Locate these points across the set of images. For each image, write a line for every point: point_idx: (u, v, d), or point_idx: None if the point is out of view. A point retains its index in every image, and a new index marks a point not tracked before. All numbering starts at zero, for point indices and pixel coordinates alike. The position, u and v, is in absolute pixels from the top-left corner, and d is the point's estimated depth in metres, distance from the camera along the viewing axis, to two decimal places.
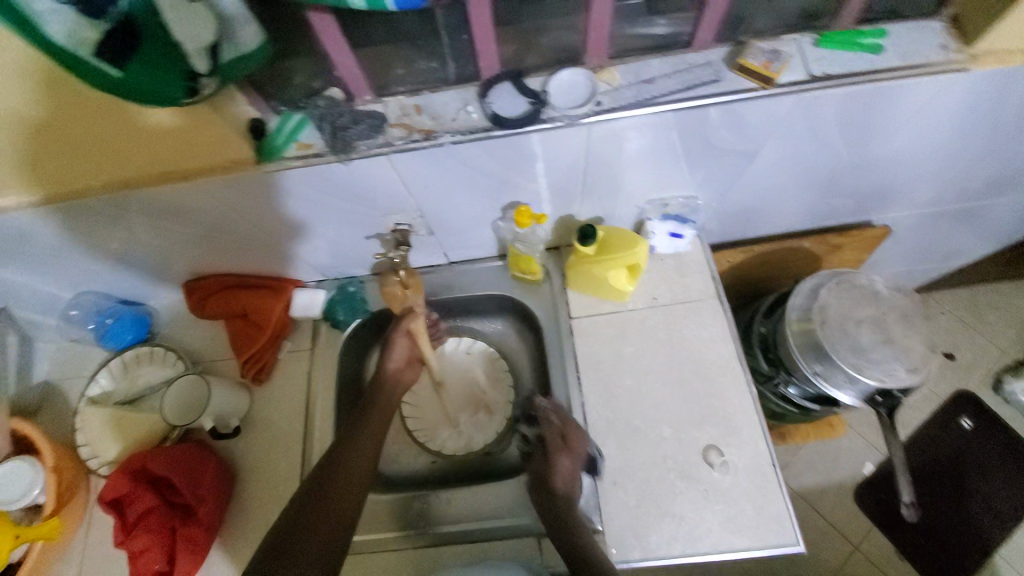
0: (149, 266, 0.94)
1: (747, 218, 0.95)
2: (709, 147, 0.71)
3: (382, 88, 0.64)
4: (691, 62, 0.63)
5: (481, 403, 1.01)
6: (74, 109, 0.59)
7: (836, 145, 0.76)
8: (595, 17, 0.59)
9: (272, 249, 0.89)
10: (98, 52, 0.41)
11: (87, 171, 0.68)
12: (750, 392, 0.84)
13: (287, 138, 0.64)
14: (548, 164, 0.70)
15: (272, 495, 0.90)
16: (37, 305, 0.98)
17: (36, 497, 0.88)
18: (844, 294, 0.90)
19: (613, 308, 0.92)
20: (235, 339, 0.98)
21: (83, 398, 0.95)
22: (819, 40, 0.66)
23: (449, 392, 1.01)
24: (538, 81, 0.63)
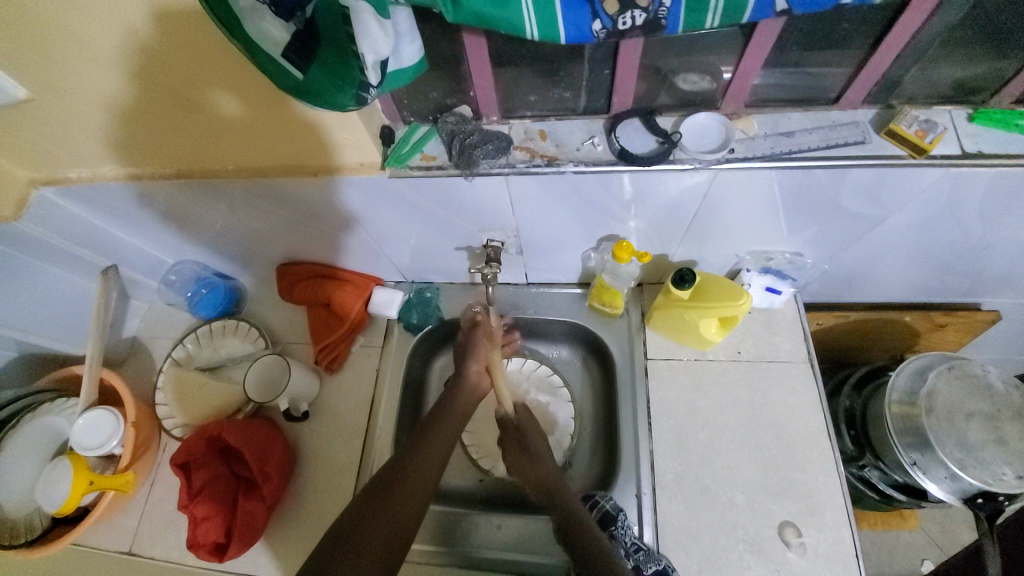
0: (248, 246, 0.99)
1: (848, 282, 0.90)
2: (834, 207, 0.68)
3: (510, 111, 0.66)
4: (834, 120, 0.63)
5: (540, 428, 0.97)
6: (200, 97, 0.62)
7: (969, 224, 0.70)
8: (743, 67, 0.57)
9: (364, 245, 0.92)
10: (284, 53, 0.42)
11: (219, 156, 0.73)
12: (839, 473, 0.79)
13: (413, 147, 0.67)
14: (659, 202, 0.69)
15: (329, 484, 0.91)
16: (142, 267, 1.05)
17: (112, 448, 0.92)
18: (957, 382, 0.83)
19: (692, 355, 0.89)
20: (315, 327, 1.01)
21: (168, 359, 1.01)
22: (973, 115, 0.61)
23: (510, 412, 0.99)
24: (669, 121, 0.64)
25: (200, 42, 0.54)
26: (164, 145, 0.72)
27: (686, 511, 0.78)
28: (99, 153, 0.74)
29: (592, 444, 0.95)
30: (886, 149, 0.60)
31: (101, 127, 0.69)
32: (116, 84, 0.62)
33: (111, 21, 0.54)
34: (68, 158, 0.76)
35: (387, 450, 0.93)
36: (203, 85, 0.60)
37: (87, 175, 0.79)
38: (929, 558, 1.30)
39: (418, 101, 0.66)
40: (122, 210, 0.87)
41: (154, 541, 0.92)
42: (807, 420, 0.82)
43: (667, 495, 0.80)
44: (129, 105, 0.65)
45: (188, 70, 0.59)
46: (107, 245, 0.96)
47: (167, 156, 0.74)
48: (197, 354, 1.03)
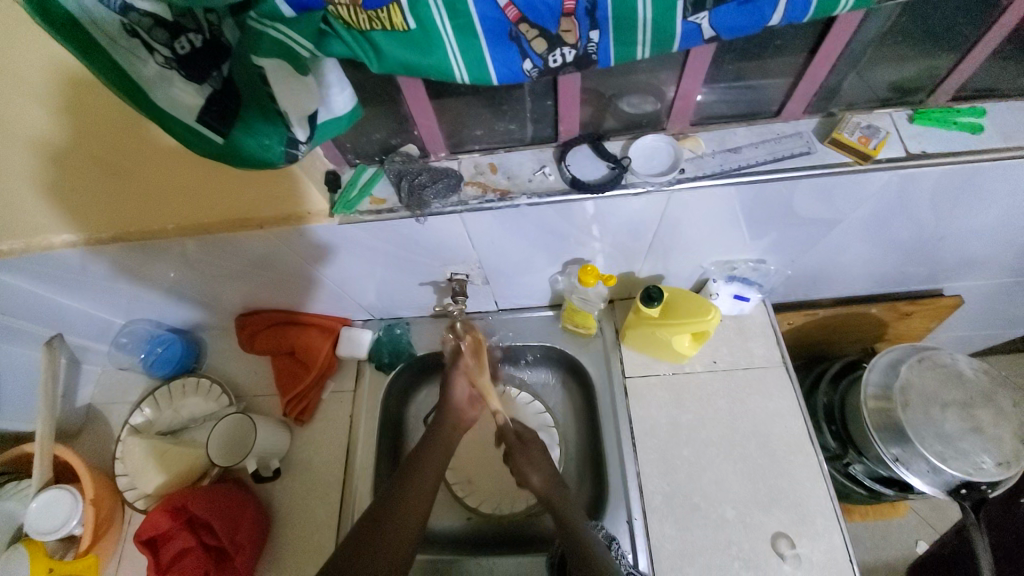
0: (202, 298, 0.94)
1: (813, 280, 0.90)
2: (791, 213, 0.68)
3: (457, 145, 0.65)
4: (779, 132, 0.63)
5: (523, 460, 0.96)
6: (131, 156, 0.59)
7: (922, 219, 0.72)
8: (685, 89, 0.57)
9: (323, 288, 0.89)
10: (202, 118, 0.40)
11: (160, 216, 0.69)
12: (824, 477, 0.78)
13: (360, 190, 0.65)
14: (614, 225, 0.69)
15: (308, 542, 0.87)
16: (90, 331, 0.99)
17: (73, 529, 0.85)
18: (928, 373, 0.84)
19: (669, 368, 0.88)
20: (281, 377, 0.97)
21: (126, 427, 0.95)
22: (914, 115, 0.63)
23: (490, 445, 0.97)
24: (618, 145, 0.63)
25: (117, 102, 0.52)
26: (94, 208, 0.68)
27: (679, 534, 0.77)
28: (24, 222, 0.70)
29: (579, 468, 0.93)
30: (833, 157, 0.61)
31: (22, 198, 0.65)
32: (29, 151, 0.58)
33: (18, 83, 0.50)
34: None
35: (368, 496, 0.89)
36: (135, 144, 0.57)
37: (18, 245, 0.74)
38: (922, 538, 1.31)
39: (363, 143, 0.64)
40: (61, 277, 0.82)
41: None
42: (788, 424, 0.82)
43: (659, 519, 0.78)
44: (50, 172, 0.61)
45: (116, 130, 0.55)
46: (49, 312, 0.90)
47: (101, 218, 0.70)
48: (157, 418, 0.97)
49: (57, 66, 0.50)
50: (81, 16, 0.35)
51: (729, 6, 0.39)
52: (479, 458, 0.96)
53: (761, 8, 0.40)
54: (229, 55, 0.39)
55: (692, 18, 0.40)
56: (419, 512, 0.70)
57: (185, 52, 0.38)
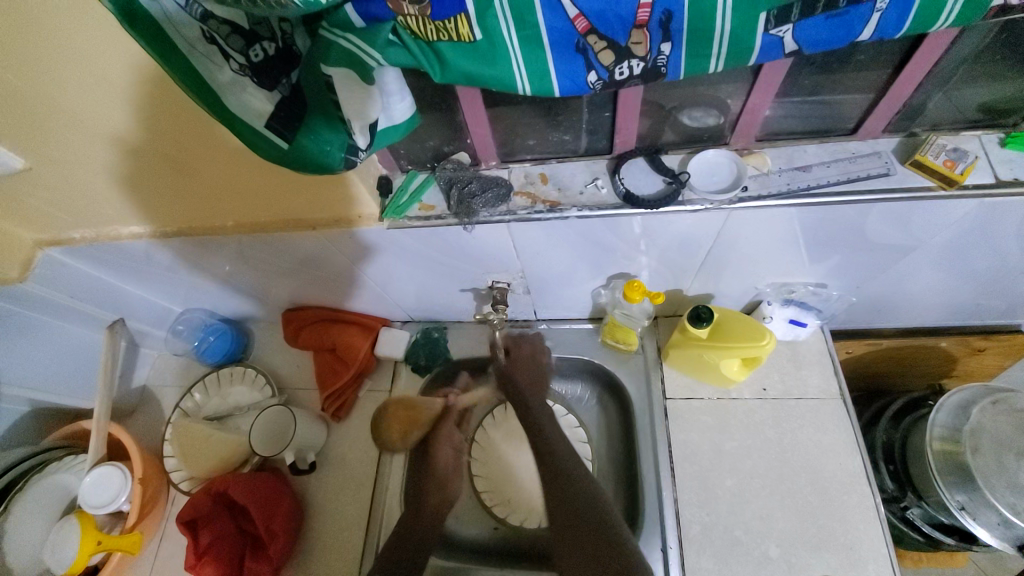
0: (253, 292, 0.98)
1: (877, 309, 0.84)
2: (859, 238, 0.64)
3: (510, 155, 0.64)
4: (853, 151, 0.59)
5: None
6: (199, 158, 0.62)
7: (1009, 250, 0.66)
8: (753, 103, 0.54)
9: (366, 289, 0.90)
10: (269, 123, 0.41)
11: (219, 214, 0.73)
12: (880, 520, 0.73)
13: (411, 196, 0.65)
14: (665, 241, 0.66)
15: (336, 537, 0.88)
16: (150, 316, 1.05)
17: (121, 504, 0.91)
18: (1003, 418, 0.76)
19: (713, 392, 0.84)
20: (321, 373, 0.99)
21: (177, 410, 1.01)
22: (1008, 139, 0.57)
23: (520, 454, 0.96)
24: (676, 159, 0.61)
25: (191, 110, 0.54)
26: (160, 203, 0.72)
27: (717, 568, 0.73)
28: (98, 213, 0.74)
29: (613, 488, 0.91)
30: (914, 180, 0.56)
31: (98, 190, 0.69)
32: (108, 149, 0.62)
33: (104, 90, 0.53)
34: (72, 220, 0.76)
35: (398, 497, 0.90)
36: (203, 148, 0.60)
37: (92, 234, 0.79)
38: None
39: (415, 149, 0.64)
40: (127, 266, 0.87)
41: None
42: (842, 461, 0.77)
43: (695, 549, 0.74)
44: (125, 168, 0.65)
45: (188, 135, 0.58)
46: (115, 298, 0.96)
47: (165, 213, 0.74)
48: (205, 403, 1.02)
49: (140, 76, 0.52)
50: (164, 22, 0.37)
51: (814, 19, 0.37)
52: (509, 468, 0.95)
53: (850, 23, 0.37)
54: (299, 64, 0.41)
55: (772, 31, 0.37)
56: (431, 527, 0.82)
57: (259, 60, 0.39)
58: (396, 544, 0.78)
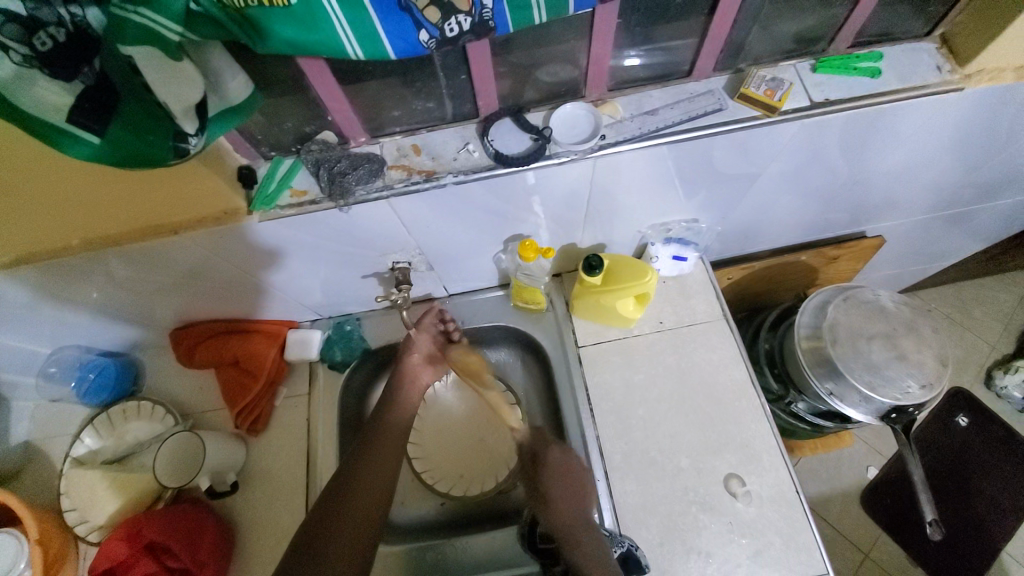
0: (131, 317, 0.89)
1: (747, 234, 0.94)
2: (715, 171, 0.70)
3: (377, 129, 0.62)
4: (692, 91, 0.64)
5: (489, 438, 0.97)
6: (18, 169, 0.53)
7: (836, 164, 0.76)
8: (597, 52, 0.57)
9: (259, 292, 0.85)
10: (72, 118, 0.36)
11: (64, 232, 0.64)
12: (766, 416, 0.83)
13: (278, 184, 0.62)
14: (547, 197, 0.69)
15: (278, 553, 0.85)
16: (12, 365, 0.92)
17: (21, 572, 0.82)
18: (854, 310, 0.89)
19: (619, 334, 0.90)
20: (228, 389, 0.93)
21: (67, 460, 0.90)
22: (817, 65, 0.66)
23: (454, 428, 0.98)
24: (540, 116, 0.63)
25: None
26: None
27: (640, 488, 0.80)
28: None
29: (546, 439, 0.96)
30: (743, 111, 0.63)
31: None
32: None
33: None
34: None
35: None
36: (17, 155, 0.52)
37: None
38: (872, 464, 1.42)
39: (274, 134, 0.60)
40: None
41: None
42: (732, 372, 0.86)
43: (619, 477, 0.81)
44: None
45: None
46: None
47: None
48: (101, 447, 0.92)
49: None
50: None
51: None
52: (445, 443, 0.96)
53: None
54: (100, 50, 0.36)
55: None
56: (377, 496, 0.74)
57: (48, 49, 0.34)
58: (338, 517, 0.70)
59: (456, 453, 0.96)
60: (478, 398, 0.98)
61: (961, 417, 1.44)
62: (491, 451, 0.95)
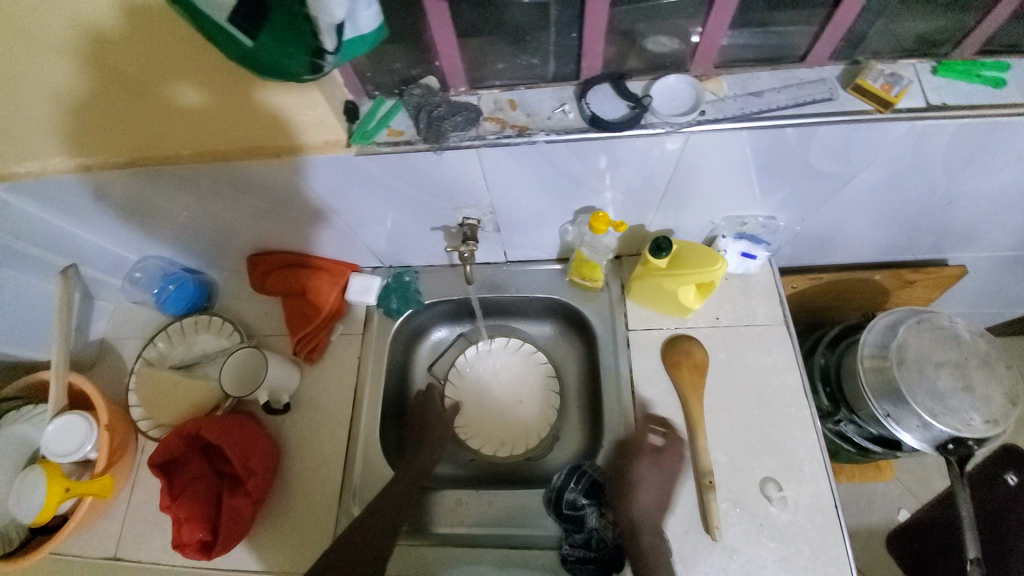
0: (214, 238, 0.95)
1: (820, 243, 0.91)
2: (806, 168, 0.69)
3: (478, 81, 0.64)
4: (802, 78, 0.63)
5: (524, 405, 0.98)
6: (150, 76, 0.58)
7: (934, 179, 0.72)
8: (712, 26, 0.57)
9: (334, 229, 0.89)
10: (231, 19, 0.39)
11: (179, 142, 0.69)
12: (814, 428, 0.81)
13: (379, 122, 0.65)
14: (631, 172, 0.69)
15: (316, 475, 0.90)
16: (105, 265, 1.01)
17: (87, 453, 0.89)
18: (925, 334, 0.85)
19: (672, 323, 0.90)
20: (290, 318, 0.99)
21: (140, 359, 0.98)
22: (937, 68, 0.63)
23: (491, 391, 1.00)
24: (640, 85, 0.63)
25: (158, 20, 0.51)
26: (115, 130, 0.67)
27: (672, 474, 0.80)
28: (38, 143, 0.70)
29: (580, 417, 0.97)
30: (854, 104, 0.61)
31: (32, 112, 0.64)
32: (45, 62, 0.56)
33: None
34: (10, 150, 0.71)
35: (375, 431, 0.93)
36: (138, 57, 0.55)
37: (36, 168, 0.75)
38: (905, 507, 1.36)
39: (382, 72, 0.63)
40: (77, 207, 0.83)
41: (139, 545, 0.92)
42: (784, 379, 0.84)
43: (653, 461, 0.81)
44: (65, 86, 0.60)
45: (131, 45, 0.54)
46: (65, 243, 0.92)
47: (116, 143, 0.70)
48: (170, 352, 1.00)
49: None
50: None
51: None
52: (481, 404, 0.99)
53: None
54: None
55: None
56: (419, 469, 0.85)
57: None
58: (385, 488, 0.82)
59: (491, 414, 0.98)
60: (518, 366, 1.00)
61: (1013, 476, 1.35)
62: (526, 420, 0.97)
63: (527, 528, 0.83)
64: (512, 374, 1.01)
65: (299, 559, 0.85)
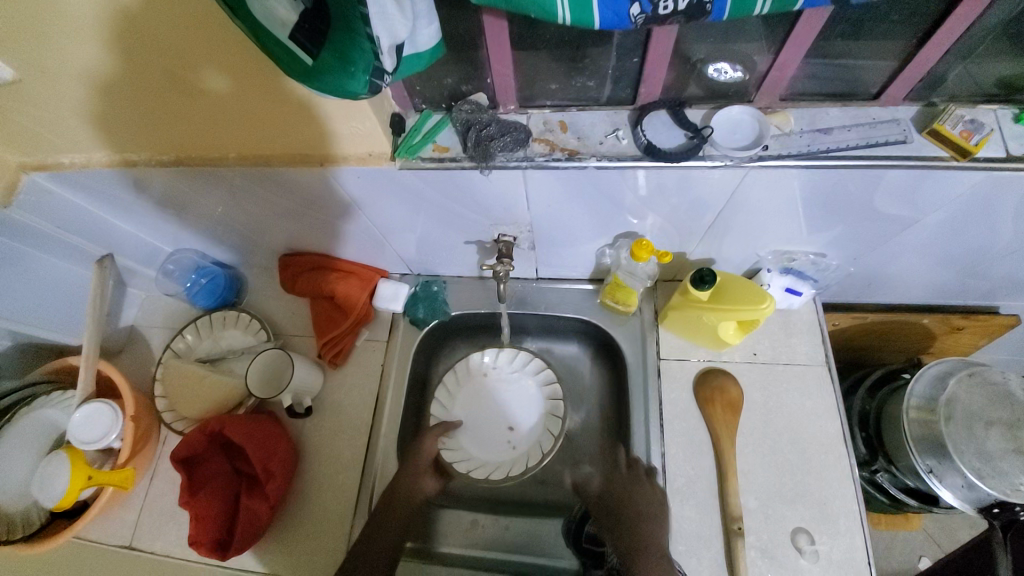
0: (247, 235, 0.96)
1: (868, 282, 0.87)
2: (866, 209, 0.65)
3: (528, 100, 0.62)
4: (874, 116, 0.59)
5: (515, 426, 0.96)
6: (203, 81, 0.58)
7: (1003, 229, 0.68)
8: (782, 59, 0.54)
9: (369, 236, 0.88)
10: (294, 35, 0.39)
11: (223, 144, 0.69)
12: (852, 478, 0.77)
13: (425, 136, 0.64)
14: (681, 200, 0.66)
15: (333, 481, 0.90)
16: (141, 255, 1.02)
17: (111, 442, 0.90)
18: (978, 389, 0.80)
19: (706, 355, 0.87)
20: (317, 320, 0.98)
21: (168, 350, 0.99)
22: (1020, 115, 0.58)
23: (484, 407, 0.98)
24: (699, 115, 0.60)
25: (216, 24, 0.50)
26: (163, 130, 0.68)
27: (698, 515, 0.77)
28: (86, 136, 0.70)
29: (601, 442, 0.95)
30: (929, 149, 0.57)
31: (88, 109, 0.65)
32: (102, 59, 0.57)
33: None
34: (58, 141, 0.72)
35: (394, 441, 0.92)
36: (196, 62, 0.55)
37: (81, 160, 0.75)
38: (926, 555, 1.30)
39: (432, 87, 0.62)
40: (119, 199, 0.84)
41: (155, 536, 0.92)
42: (823, 424, 0.80)
43: (678, 499, 0.78)
44: (116, 83, 0.60)
45: (189, 51, 0.54)
46: (103, 231, 0.93)
47: (163, 141, 0.70)
48: (197, 345, 1.01)
49: None
50: None
51: None
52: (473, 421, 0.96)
53: None
54: None
55: None
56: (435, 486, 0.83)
57: None
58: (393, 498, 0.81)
59: (480, 437, 0.95)
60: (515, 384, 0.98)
61: None
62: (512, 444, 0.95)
63: (539, 556, 0.82)
64: (511, 397, 0.98)
65: (310, 565, 0.85)
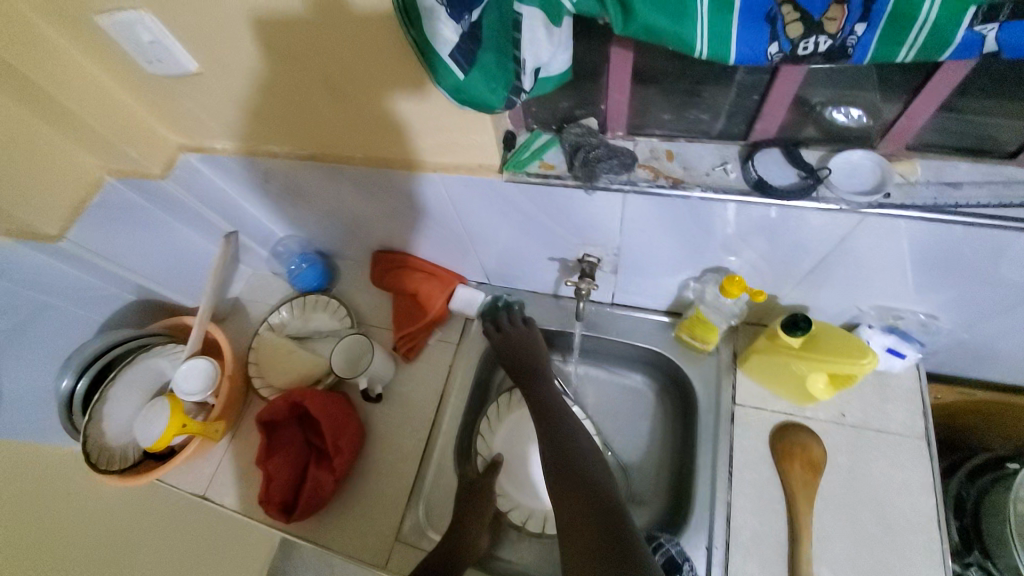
0: (350, 230, 1.05)
1: (984, 356, 0.79)
2: (992, 276, 0.60)
3: (637, 128, 0.65)
4: (1012, 176, 0.55)
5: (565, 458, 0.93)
6: (347, 86, 0.65)
7: None
8: (914, 108, 0.53)
9: (460, 243, 0.94)
10: (452, 54, 0.44)
11: (352, 145, 0.77)
12: (946, 569, 0.69)
13: (533, 154, 0.68)
14: (780, 241, 0.65)
15: (391, 468, 0.94)
16: (258, 236, 1.14)
17: (206, 397, 1.01)
18: None
19: (786, 407, 0.82)
20: (398, 314, 1.05)
21: (265, 323, 1.10)
22: None
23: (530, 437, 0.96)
24: (816, 155, 0.60)
25: (371, 39, 0.57)
26: (305, 127, 0.77)
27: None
28: (240, 126, 0.81)
29: (658, 480, 0.92)
30: None
31: (248, 103, 0.75)
32: (270, 63, 0.66)
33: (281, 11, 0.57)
34: (216, 128, 0.83)
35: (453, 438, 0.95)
36: (345, 69, 0.62)
37: (231, 147, 0.87)
38: None
39: (547, 109, 0.66)
40: (252, 184, 0.96)
41: (226, 491, 1.00)
42: (916, 503, 0.73)
43: (740, 554, 0.73)
44: (275, 82, 0.69)
45: (342, 61, 0.61)
46: (234, 212, 1.05)
47: (302, 137, 0.79)
48: (289, 322, 1.11)
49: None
50: None
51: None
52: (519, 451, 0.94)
53: None
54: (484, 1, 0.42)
55: (976, 29, 0.39)
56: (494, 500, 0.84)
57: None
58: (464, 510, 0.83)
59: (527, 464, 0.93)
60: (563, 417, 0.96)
61: None
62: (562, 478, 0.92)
63: None
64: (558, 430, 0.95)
65: (362, 545, 0.88)
